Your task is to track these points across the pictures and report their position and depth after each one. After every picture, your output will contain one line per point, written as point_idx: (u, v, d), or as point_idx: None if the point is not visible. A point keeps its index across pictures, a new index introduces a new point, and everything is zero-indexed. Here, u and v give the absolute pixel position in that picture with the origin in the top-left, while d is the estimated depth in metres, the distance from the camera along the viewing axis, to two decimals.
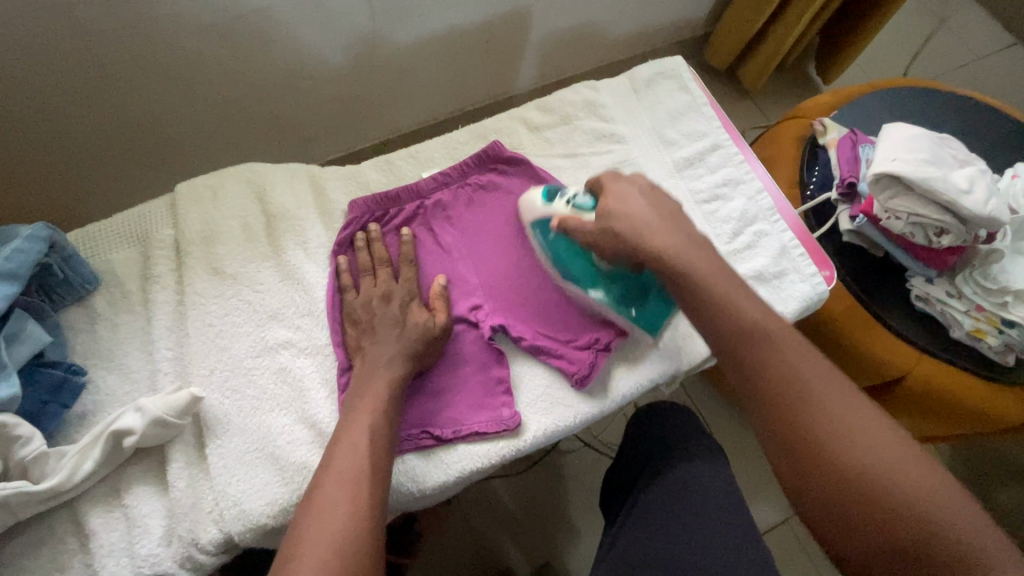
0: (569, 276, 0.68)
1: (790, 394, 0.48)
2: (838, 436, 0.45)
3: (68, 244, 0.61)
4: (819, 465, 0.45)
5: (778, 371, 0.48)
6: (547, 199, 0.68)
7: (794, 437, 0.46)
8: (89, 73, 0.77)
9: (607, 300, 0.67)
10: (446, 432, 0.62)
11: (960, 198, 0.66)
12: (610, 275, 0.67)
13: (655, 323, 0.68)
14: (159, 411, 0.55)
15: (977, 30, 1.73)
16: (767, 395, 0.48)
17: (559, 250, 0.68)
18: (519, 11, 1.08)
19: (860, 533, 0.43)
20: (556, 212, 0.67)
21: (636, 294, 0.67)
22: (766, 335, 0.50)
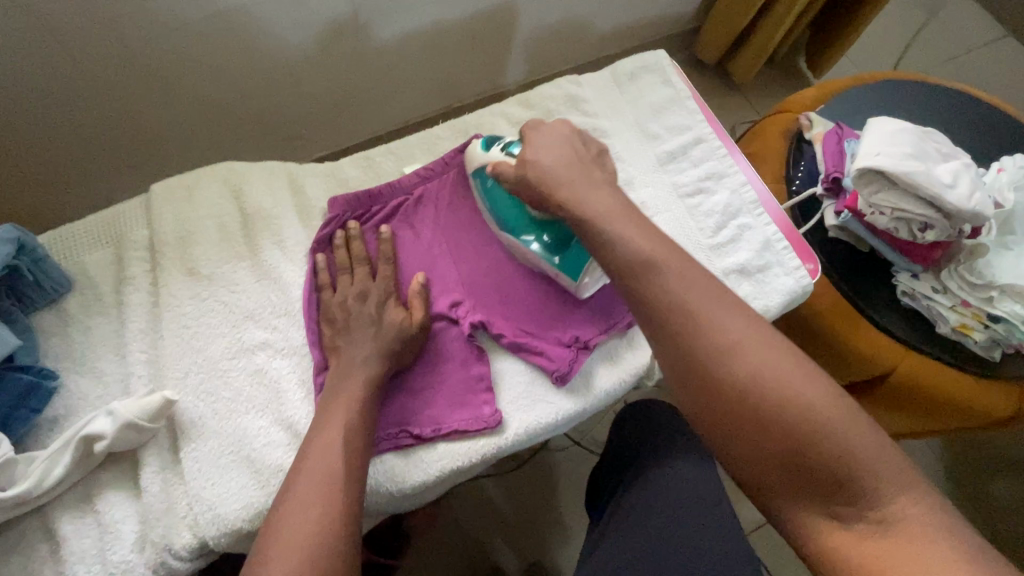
0: (502, 223, 0.68)
1: (691, 328, 0.47)
2: (740, 368, 0.45)
3: (38, 246, 0.60)
4: (720, 397, 0.46)
5: (679, 306, 0.48)
6: (485, 147, 0.69)
7: (698, 371, 0.46)
8: (64, 72, 0.76)
9: (533, 247, 0.67)
10: (425, 431, 0.62)
11: (943, 192, 0.65)
12: (538, 222, 0.66)
13: (575, 269, 0.66)
14: (130, 415, 0.54)
15: (968, 22, 1.73)
16: (669, 331, 0.48)
17: (495, 198, 0.68)
18: (504, 6, 1.07)
19: (786, 477, 0.44)
20: (491, 158, 0.67)
21: (561, 242, 0.66)
22: (668, 271, 0.49)
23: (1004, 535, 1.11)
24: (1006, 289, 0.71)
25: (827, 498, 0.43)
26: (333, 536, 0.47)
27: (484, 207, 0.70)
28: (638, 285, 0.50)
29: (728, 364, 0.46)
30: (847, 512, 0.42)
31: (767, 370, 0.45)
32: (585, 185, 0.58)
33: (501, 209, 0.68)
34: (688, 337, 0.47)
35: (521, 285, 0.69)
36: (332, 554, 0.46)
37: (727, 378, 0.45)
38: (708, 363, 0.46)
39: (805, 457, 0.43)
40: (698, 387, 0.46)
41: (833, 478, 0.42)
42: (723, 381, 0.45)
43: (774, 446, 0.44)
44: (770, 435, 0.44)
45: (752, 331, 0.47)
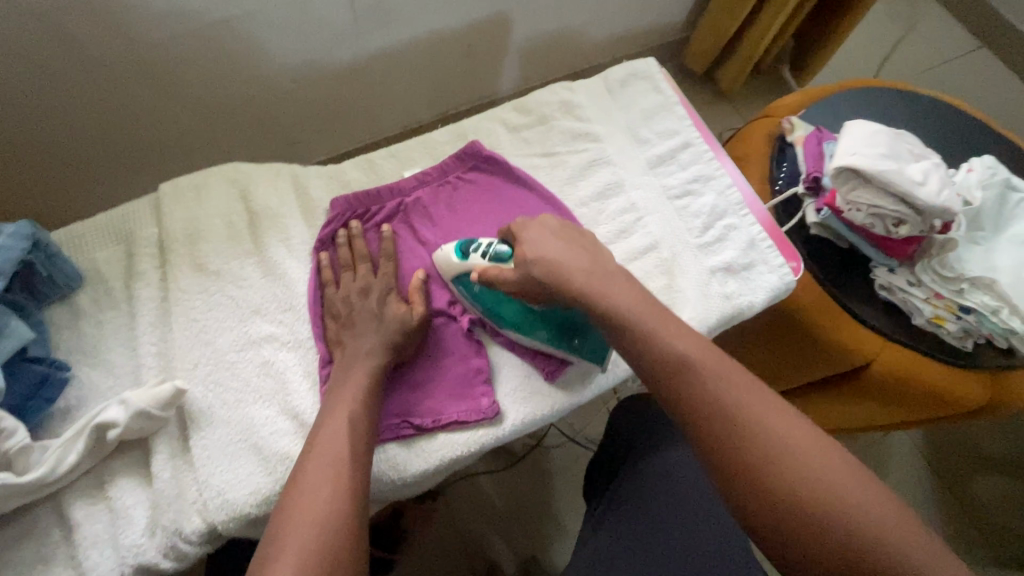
0: (502, 324, 0.67)
1: (740, 437, 0.48)
2: (799, 483, 0.46)
3: (52, 242, 0.62)
4: (783, 514, 0.45)
5: (728, 416, 0.49)
6: (462, 255, 0.67)
7: (756, 485, 0.47)
8: (73, 76, 0.79)
9: (545, 340, 0.67)
10: (427, 421, 0.64)
11: (914, 189, 0.70)
12: (539, 314, 0.67)
13: (597, 354, 0.68)
14: (142, 403, 0.56)
15: (943, 35, 1.80)
16: (720, 443, 0.49)
17: (486, 301, 0.67)
18: (499, 16, 1.11)
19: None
20: (475, 265, 0.66)
21: (569, 330, 0.67)
22: (712, 378, 0.51)
23: (985, 524, 1.15)
24: (975, 281, 0.76)
25: None
26: (341, 519, 0.49)
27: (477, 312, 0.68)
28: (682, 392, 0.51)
29: (785, 478, 0.46)
30: None
31: (827, 486, 0.45)
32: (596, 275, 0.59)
33: (500, 311, 0.67)
34: (741, 452, 0.48)
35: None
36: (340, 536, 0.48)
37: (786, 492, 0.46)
38: (767, 479, 0.46)
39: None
40: (758, 503, 0.46)
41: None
42: (782, 496, 0.46)
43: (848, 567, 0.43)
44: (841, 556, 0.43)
45: (803, 446, 0.48)
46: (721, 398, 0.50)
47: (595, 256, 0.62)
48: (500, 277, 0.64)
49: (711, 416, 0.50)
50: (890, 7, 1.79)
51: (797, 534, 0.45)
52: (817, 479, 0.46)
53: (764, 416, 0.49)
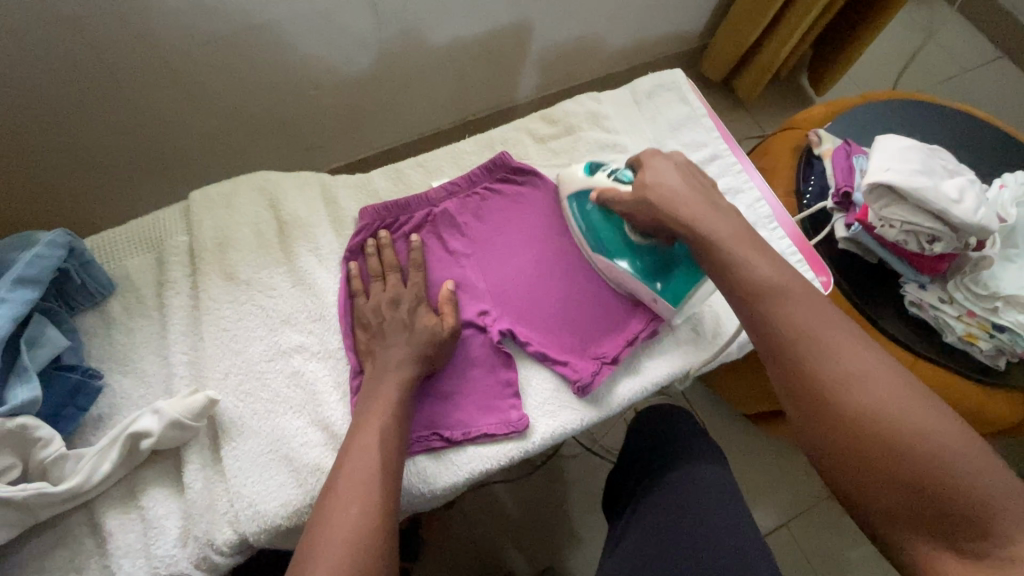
0: (600, 245, 0.71)
1: (815, 360, 0.48)
2: (867, 396, 0.45)
3: (86, 251, 0.62)
4: (844, 423, 0.45)
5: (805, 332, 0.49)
6: (588, 172, 0.72)
7: (816, 395, 0.47)
8: (101, 81, 0.79)
9: (634, 269, 0.69)
10: (456, 434, 0.64)
11: (950, 207, 0.69)
12: (641, 246, 0.69)
13: (680, 294, 0.68)
14: (175, 413, 0.56)
15: (964, 44, 1.78)
16: (792, 356, 0.49)
17: (594, 221, 0.71)
18: (520, 24, 1.12)
19: (905, 509, 0.42)
20: (596, 184, 0.71)
21: (663, 268, 0.68)
22: (794, 300, 0.51)
23: None
24: (1011, 300, 0.74)
25: (956, 535, 0.40)
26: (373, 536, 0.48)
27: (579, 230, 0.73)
28: (760, 309, 0.52)
29: (854, 390, 0.46)
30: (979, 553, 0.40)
31: (884, 398, 0.45)
32: (705, 211, 0.61)
33: (603, 234, 0.70)
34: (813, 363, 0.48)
35: (546, 292, 0.72)
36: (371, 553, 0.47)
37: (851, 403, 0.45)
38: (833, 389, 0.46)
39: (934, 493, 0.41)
40: (818, 409, 0.47)
41: (964, 513, 0.40)
42: (840, 403, 0.46)
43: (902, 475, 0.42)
44: (898, 467, 0.42)
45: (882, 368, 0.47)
46: (802, 323, 0.50)
47: (709, 197, 0.63)
48: (613, 199, 0.68)
49: (790, 338, 0.49)
50: (910, 16, 1.78)
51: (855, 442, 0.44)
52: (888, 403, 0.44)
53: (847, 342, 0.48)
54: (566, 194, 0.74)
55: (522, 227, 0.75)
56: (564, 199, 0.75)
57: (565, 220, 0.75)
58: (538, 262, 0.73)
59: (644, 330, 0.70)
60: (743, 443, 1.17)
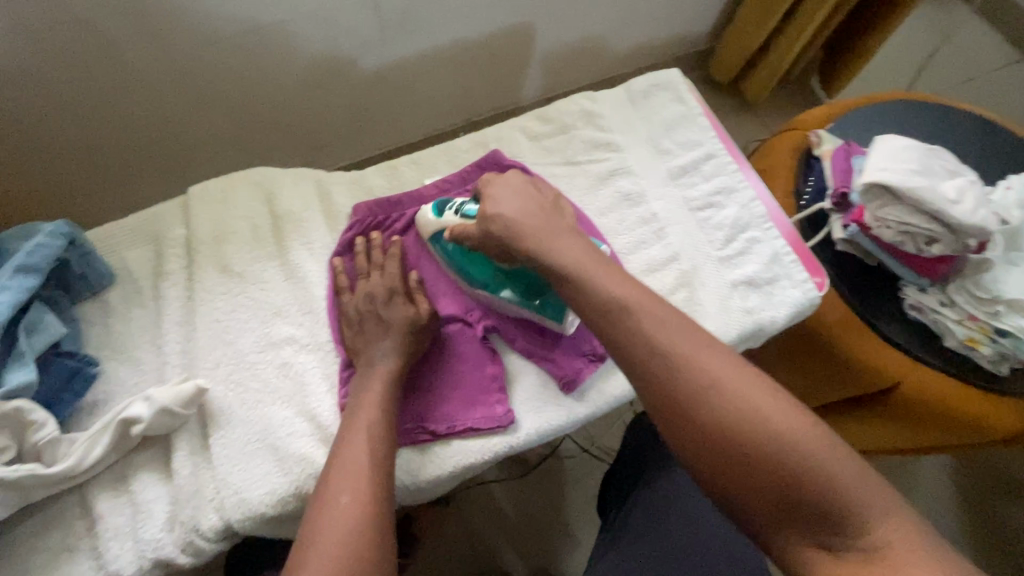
0: (477, 282, 0.69)
1: (670, 375, 0.47)
2: (725, 407, 0.45)
3: (87, 242, 0.64)
4: (708, 440, 0.44)
5: (658, 348, 0.48)
6: (438, 212, 0.70)
7: (681, 414, 0.46)
8: (111, 80, 0.82)
9: (516, 298, 0.68)
10: (442, 427, 0.64)
11: (947, 207, 0.67)
12: (508, 272, 0.68)
13: (562, 309, 0.68)
14: (165, 401, 0.58)
15: (982, 46, 1.74)
16: (646, 373, 0.48)
17: (458, 259, 0.70)
18: (524, 24, 1.12)
19: (770, 511, 0.42)
20: (447, 224, 0.69)
21: (536, 290, 0.68)
22: (644, 315, 0.50)
23: (1022, 557, 1.09)
24: (1013, 304, 0.72)
25: (818, 533, 0.41)
26: (370, 526, 0.49)
27: (454, 273, 0.71)
28: (616, 333, 0.50)
29: (718, 408, 0.45)
30: (840, 545, 0.40)
31: (739, 404, 0.45)
32: (549, 232, 0.60)
33: (470, 268, 0.69)
34: (672, 382, 0.46)
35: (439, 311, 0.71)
36: (370, 545, 0.48)
37: (710, 417, 0.45)
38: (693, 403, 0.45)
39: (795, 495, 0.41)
40: (682, 430, 0.46)
41: (822, 511, 0.41)
42: (700, 417, 0.45)
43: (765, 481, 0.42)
44: (757, 472, 0.43)
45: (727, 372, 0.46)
46: (653, 338, 0.49)
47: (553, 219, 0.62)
48: (466, 240, 0.66)
49: (646, 356, 0.48)
50: (926, 18, 1.74)
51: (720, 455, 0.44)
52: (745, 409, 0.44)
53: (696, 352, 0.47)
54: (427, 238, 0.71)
55: None
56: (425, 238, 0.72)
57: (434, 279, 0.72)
58: None
59: None
60: None
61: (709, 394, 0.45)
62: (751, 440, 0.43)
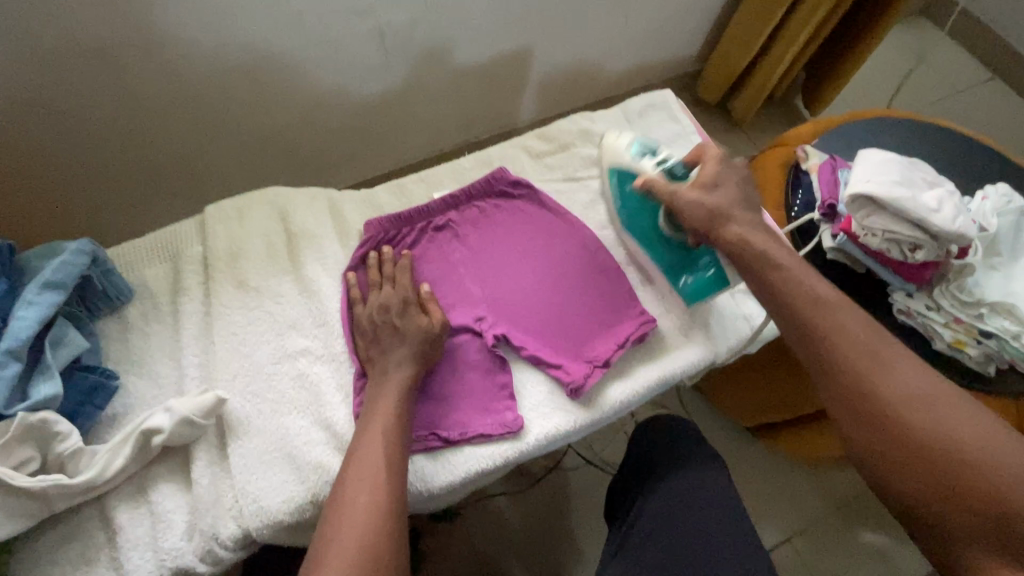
0: (627, 216, 0.79)
1: (865, 383, 0.53)
2: (922, 422, 0.50)
3: (108, 259, 0.67)
4: (905, 448, 0.50)
5: (856, 357, 0.54)
6: (636, 154, 0.77)
7: (875, 421, 0.52)
8: (127, 104, 0.85)
9: (649, 250, 0.77)
10: (453, 434, 0.66)
11: (929, 215, 0.71)
12: (675, 239, 0.75)
13: (699, 295, 0.74)
14: (186, 411, 0.59)
15: (955, 67, 1.83)
16: (846, 379, 0.54)
17: (628, 200, 0.79)
18: (521, 50, 1.18)
19: (964, 527, 0.46)
20: (642, 169, 0.75)
21: (687, 263, 0.75)
22: (846, 329, 0.56)
23: None
24: (994, 306, 0.76)
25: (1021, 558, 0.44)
26: (388, 532, 0.51)
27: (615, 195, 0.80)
28: (817, 336, 0.57)
29: (917, 422, 0.50)
30: None
31: (934, 423, 0.49)
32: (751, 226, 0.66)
33: (630, 210, 0.79)
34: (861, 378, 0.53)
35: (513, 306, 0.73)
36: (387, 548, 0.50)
37: (905, 430, 0.50)
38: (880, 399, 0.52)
39: (982, 501, 0.46)
40: (880, 435, 0.51)
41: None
42: (895, 426, 0.51)
43: (952, 485, 0.47)
44: (952, 489, 0.47)
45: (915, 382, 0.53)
46: (857, 349, 0.55)
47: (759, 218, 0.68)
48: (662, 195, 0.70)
49: (847, 364, 0.54)
50: (900, 41, 1.84)
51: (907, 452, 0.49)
52: (940, 428, 0.49)
53: (897, 365, 0.53)
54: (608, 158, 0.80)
55: (523, 238, 0.78)
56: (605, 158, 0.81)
57: (503, 277, 0.75)
58: (531, 268, 0.76)
59: (635, 330, 0.73)
60: (744, 457, 1.17)
61: (904, 409, 0.51)
62: (951, 457, 0.48)
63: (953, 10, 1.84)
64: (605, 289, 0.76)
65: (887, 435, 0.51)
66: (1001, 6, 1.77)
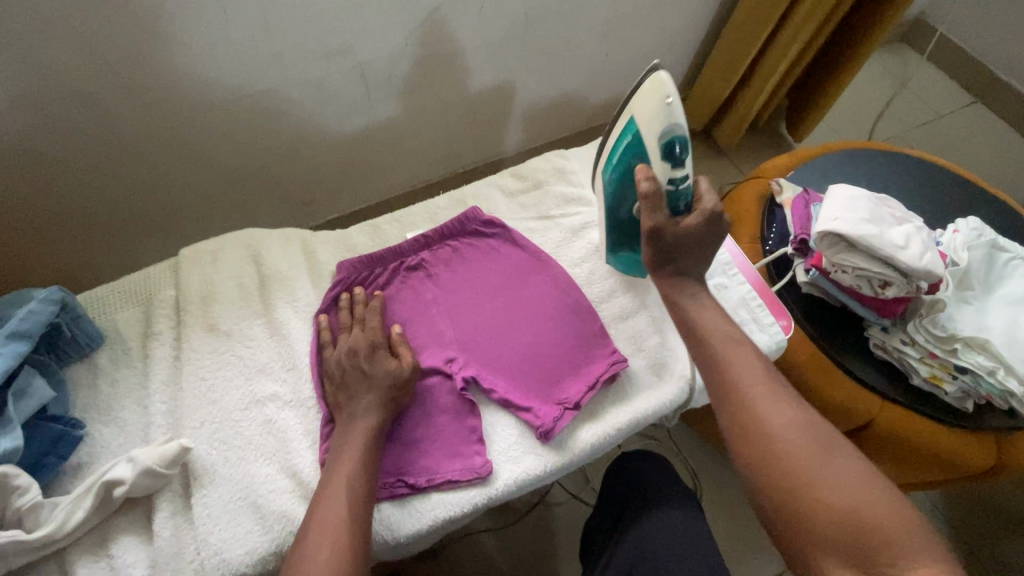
0: (619, 150, 0.69)
1: (738, 393, 0.57)
2: (779, 431, 0.54)
3: (78, 306, 0.67)
4: (763, 454, 0.53)
5: (734, 372, 0.59)
6: (664, 152, 0.64)
7: (743, 428, 0.55)
8: (107, 146, 0.87)
9: (609, 191, 0.73)
10: (421, 480, 0.65)
11: (896, 253, 0.72)
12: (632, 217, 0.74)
13: (624, 270, 0.80)
14: (149, 461, 0.59)
15: (938, 92, 1.86)
16: (725, 391, 0.58)
17: (623, 156, 0.69)
18: (502, 86, 1.20)
19: (801, 526, 0.50)
20: (654, 165, 0.65)
21: (631, 242, 0.77)
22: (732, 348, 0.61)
23: None
24: (969, 341, 0.75)
25: (850, 558, 0.47)
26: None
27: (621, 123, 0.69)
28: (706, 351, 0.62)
29: (773, 431, 0.54)
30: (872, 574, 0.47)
31: (786, 433, 0.54)
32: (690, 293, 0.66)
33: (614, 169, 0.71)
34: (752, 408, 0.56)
35: (481, 347, 0.73)
36: None
37: (766, 437, 0.54)
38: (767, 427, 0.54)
39: (818, 502, 0.49)
40: (745, 440, 0.55)
41: (853, 540, 0.47)
42: (756, 432, 0.54)
43: (796, 486, 0.51)
44: (796, 492, 0.51)
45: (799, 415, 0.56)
46: (734, 364, 0.59)
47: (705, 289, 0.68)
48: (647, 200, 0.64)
49: (727, 376, 0.59)
50: (881, 68, 1.87)
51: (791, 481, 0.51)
52: (792, 436, 0.53)
53: (764, 383, 0.57)
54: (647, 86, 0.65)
55: (496, 278, 0.78)
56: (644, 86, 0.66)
57: (472, 318, 0.75)
58: (502, 308, 0.76)
59: (606, 370, 0.73)
60: (731, 489, 1.16)
61: (763, 418, 0.55)
62: (799, 465, 0.52)
63: (932, 38, 1.88)
64: (577, 329, 0.76)
65: (750, 441, 0.55)
66: (978, 32, 1.80)
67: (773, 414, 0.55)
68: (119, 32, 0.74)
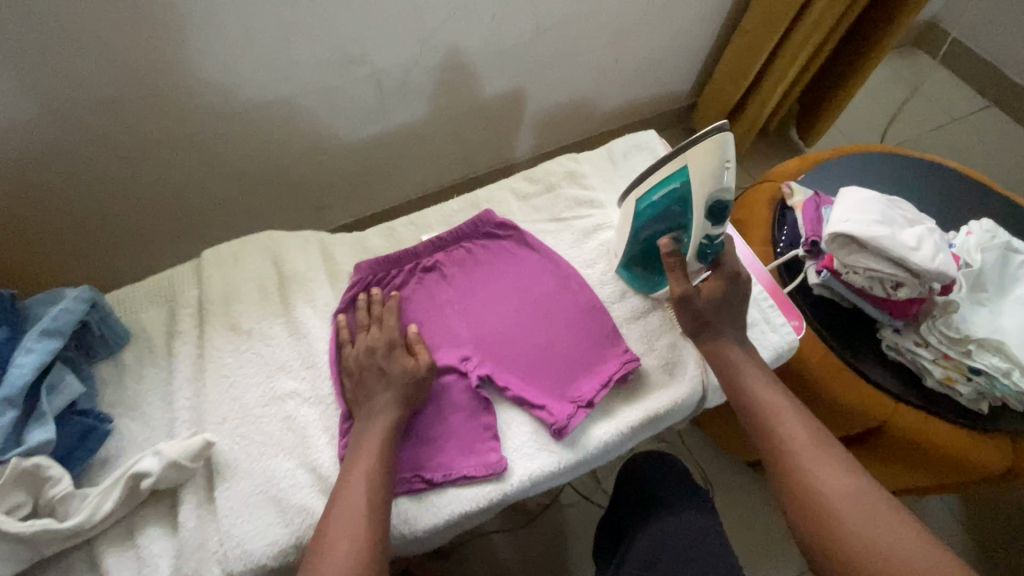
0: (662, 192, 0.69)
1: (794, 463, 0.59)
2: (838, 501, 0.55)
3: (107, 305, 0.69)
4: (822, 524, 0.55)
5: (788, 440, 0.61)
6: (710, 217, 0.68)
7: (800, 497, 0.57)
8: (132, 151, 0.89)
9: (638, 222, 0.73)
10: (437, 476, 0.66)
11: (908, 254, 0.72)
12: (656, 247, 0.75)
13: (634, 282, 0.81)
14: (174, 455, 0.61)
15: (950, 96, 1.85)
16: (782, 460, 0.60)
17: (668, 201, 0.69)
18: (513, 91, 1.22)
19: None
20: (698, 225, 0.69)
21: (647, 262, 0.78)
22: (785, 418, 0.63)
23: None
24: (983, 342, 0.76)
25: None
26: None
27: (668, 167, 0.67)
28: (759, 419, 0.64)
29: (831, 501, 0.55)
30: None
31: (844, 503, 0.55)
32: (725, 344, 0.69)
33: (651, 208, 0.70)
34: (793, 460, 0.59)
35: (495, 346, 0.74)
36: None
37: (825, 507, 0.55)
38: (807, 479, 0.57)
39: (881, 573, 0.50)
40: (803, 507, 0.56)
41: None
42: (814, 502, 0.56)
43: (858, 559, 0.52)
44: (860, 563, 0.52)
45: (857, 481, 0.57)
46: (789, 434, 0.61)
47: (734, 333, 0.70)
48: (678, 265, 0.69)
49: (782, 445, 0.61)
50: (893, 73, 1.86)
51: (835, 539, 0.53)
52: (852, 506, 0.55)
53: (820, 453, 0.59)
54: (707, 143, 0.65)
55: (510, 279, 0.80)
56: (703, 142, 0.65)
57: (487, 318, 0.76)
58: (516, 308, 0.77)
59: (619, 369, 0.74)
60: (744, 493, 1.16)
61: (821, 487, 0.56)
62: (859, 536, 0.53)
63: (944, 42, 1.87)
64: (590, 328, 0.77)
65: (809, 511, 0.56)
66: (991, 35, 1.79)
67: (831, 483, 0.56)
68: (144, 40, 0.77)
